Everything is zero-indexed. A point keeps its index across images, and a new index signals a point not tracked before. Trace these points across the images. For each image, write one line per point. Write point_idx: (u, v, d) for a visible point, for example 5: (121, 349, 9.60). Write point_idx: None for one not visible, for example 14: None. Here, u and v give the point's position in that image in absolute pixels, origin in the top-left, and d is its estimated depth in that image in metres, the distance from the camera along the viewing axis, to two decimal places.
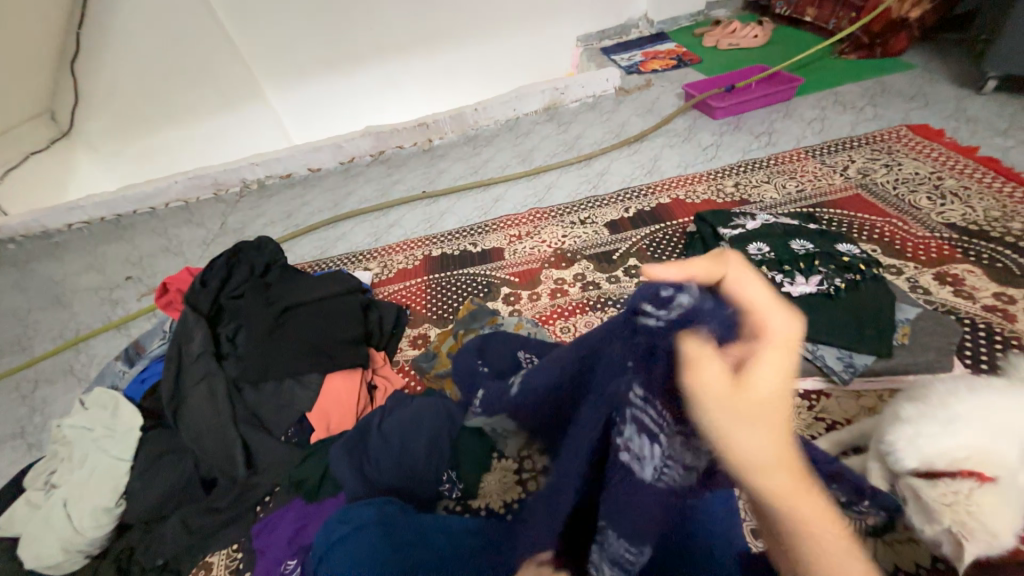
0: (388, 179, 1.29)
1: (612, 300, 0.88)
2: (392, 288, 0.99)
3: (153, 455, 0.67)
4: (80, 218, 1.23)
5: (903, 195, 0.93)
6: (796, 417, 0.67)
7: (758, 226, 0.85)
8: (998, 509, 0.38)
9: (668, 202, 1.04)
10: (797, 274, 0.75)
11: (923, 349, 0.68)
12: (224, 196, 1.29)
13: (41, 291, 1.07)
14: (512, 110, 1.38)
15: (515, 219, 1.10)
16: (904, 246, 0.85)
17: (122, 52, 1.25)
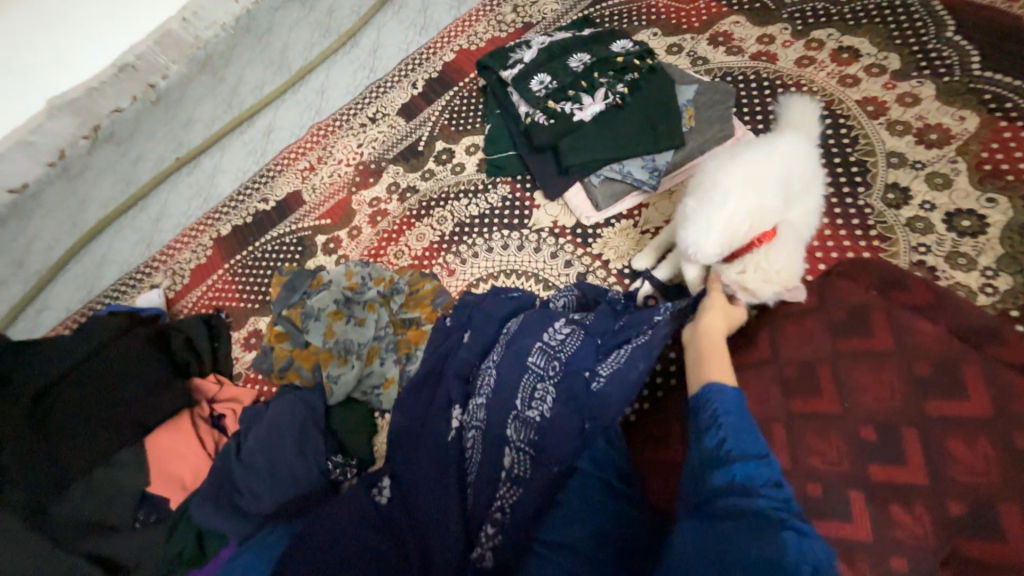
0: (208, 178, 1.58)
1: (436, 203, 1.40)
2: (199, 293, 1.43)
3: (171, 528, 1.01)
4: (88, 279, 1.49)
5: (635, 28, 1.39)
6: (626, 241, 1.20)
7: (526, 63, 1.27)
8: (774, 252, 0.74)
9: (453, 57, 1.55)
10: (591, 98, 1.19)
11: (716, 121, 1.19)
12: (138, 210, 1.57)
13: (81, 289, 1.48)
14: (320, 89, 1.63)
15: (298, 148, 1.56)
16: (680, 22, 1.36)
17: (86, 171, 1.61)
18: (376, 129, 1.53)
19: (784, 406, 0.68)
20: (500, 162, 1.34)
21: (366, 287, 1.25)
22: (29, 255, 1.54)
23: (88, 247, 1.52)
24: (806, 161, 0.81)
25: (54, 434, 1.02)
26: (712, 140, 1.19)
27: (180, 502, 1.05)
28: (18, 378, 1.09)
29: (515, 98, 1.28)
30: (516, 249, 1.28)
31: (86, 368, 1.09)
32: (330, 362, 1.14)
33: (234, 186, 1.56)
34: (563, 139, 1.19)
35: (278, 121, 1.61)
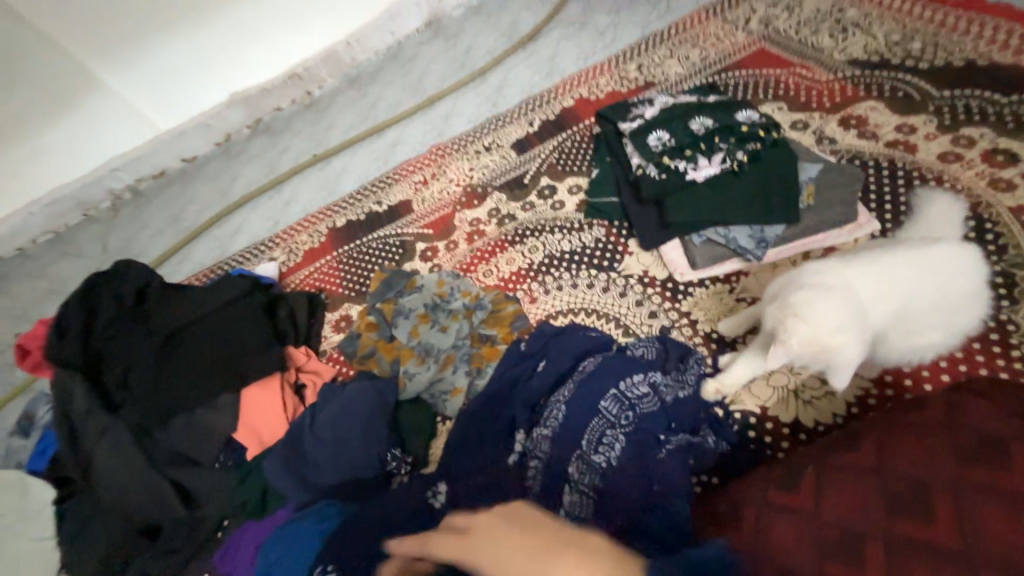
0: (335, 175, 1.72)
1: (531, 232, 1.46)
2: (307, 272, 1.55)
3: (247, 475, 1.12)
4: (213, 244, 1.60)
5: (760, 97, 1.39)
6: (719, 306, 1.17)
7: (645, 122, 1.32)
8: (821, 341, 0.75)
9: (574, 104, 1.64)
10: (705, 162, 1.20)
11: (837, 204, 1.14)
12: (269, 190, 1.69)
13: (207, 251, 1.59)
14: (446, 113, 1.77)
15: (421, 162, 1.68)
16: (814, 100, 1.33)
17: (237, 153, 1.74)
18: (490, 157, 1.64)
19: (882, 519, 0.56)
20: (600, 206, 1.38)
21: (455, 296, 1.33)
22: (165, 217, 1.64)
23: (222, 217, 1.64)
24: (926, 266, 0.75)
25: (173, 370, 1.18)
26: (829, 222, 1.14)
27: (256, 454, 1.16)
28: (157, 315, 1.25)
29: (628, 150, 1.33)
30: (600, 290, 1.29)
31: (205, 322, 1.24)
32: (410, 359, 1.23)
33: (357, 186, 1.69)
34: (668, 197, 1.21)
35: (404, 137, 1.76)
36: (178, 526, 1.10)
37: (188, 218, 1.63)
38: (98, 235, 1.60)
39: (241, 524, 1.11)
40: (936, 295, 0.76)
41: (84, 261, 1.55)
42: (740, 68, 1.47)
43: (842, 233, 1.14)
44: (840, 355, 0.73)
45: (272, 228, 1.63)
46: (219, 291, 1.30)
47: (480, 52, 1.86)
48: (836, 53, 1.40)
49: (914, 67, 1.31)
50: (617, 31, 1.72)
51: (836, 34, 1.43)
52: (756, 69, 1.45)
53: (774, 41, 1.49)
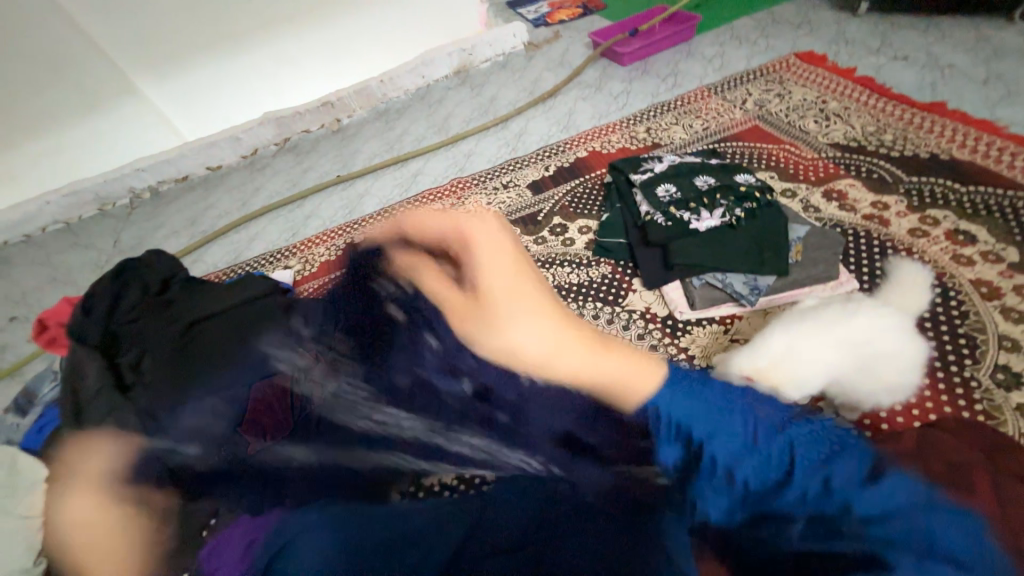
0: (354, 195, 1.58)
1: (542, 262, 1.51)
2: (311, 284, 1.31)
3: None
4: (223, 254, 1.43)
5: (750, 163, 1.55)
6: (714, 342, 1.26)
7: (658, 172, 1.48)
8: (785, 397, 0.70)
9: (586, 154, 1.71)
10: (705, 214, 1.34)
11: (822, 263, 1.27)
12: (288, 202, 1.55)
13: (222, 255, 1.43)
14: (467, 150, 1.76)
15: (444, 191, 1.60)
16: (799, 173, 1.50)
17: (259, 170, 1.64)
18: (507, 194, 1.64)
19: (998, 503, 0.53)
20: (608, 246, 1.47)
21: None
22: (166, 225, 1.49)
23: (239, 222, 1.49)
24: (858, 336, 0.68)
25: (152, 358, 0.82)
26: (815, 278, 1.26)
27: None
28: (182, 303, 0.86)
29: (637, 199, 1.47)
30: (605, 321, 1.35)
31: (230, 316, 0.79)
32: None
33: (378, 209, 1.53)
34: (674, 240, 1.33)
35: (427, 168, 1.69)
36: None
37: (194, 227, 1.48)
38: (113, 229, 1.48)
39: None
40: (868, 355, 0.71)
41: (91, 255, 1.41)
42: (736, 138, 1.65)
43: (825, 288, 1.26)
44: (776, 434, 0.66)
45: (280, 239, 1.46)
46: (237, 288, 0.86)
47: (493, 94, 1.94)
48: (819, 137, 1.59)
49: (887, 154, 1.49)
50: (629, 98, 1.85)
51: (820, 120, 1.61)
52: (752, 142, 1.62)
53: (767, 120, 1.66)
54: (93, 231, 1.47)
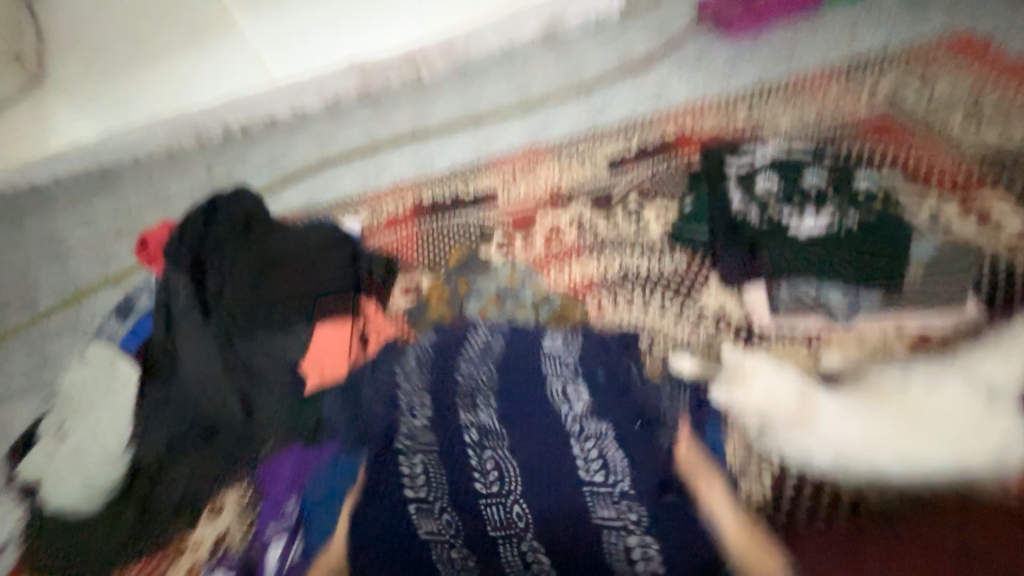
0: (427, 153, 1.51)
1: (605, 244, 1.21)
2: (386, 235, 1.33)
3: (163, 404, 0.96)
4: (301, 200, 1.46)
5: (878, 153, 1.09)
6: (796, 355, 0.97)
7: (762, 163, 1.15)
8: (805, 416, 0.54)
9: (673, 132, 1.38)
10: (807, 216, 1.04)
11: (942, 286, 0.93)
12: (358, 157, 1.52)
13: (303, 195, 1.47)
14: (542, 115, 1.52)
15: (510, 160, 1.43)
16: (924, 172, 1.12)
17: (331, 118, 1.61)
18: (580, 167, 1.38)
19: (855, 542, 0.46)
20: (689, 238, 1.15)
21: (489, 270, 1.21)
22: (247, 168, 1.54)
23: (322, 167, 1.51)
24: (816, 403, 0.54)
25: (249, 258, 1.09)
26: (940, 303, 0.92)
27: (313, 389, 0.96)
28: (263, 240, 1.14)
29: (732, 189, 1.14)
30: (671, 318, 1.06)
31: (311, 256, 1.12)
32: (476, 335, 1.08)
33: (448, 169, 1.46)
34: (762, 241, 1.05)
35: (501, 132, 1.52)
36: (235, 430, 0.95)
37: (278, 170, 1.52)
38: (210, 163, 1.56)
39: (282, 445, 0.93)
40: (985, 433, 0.46)
41: (191, 183, 1.52)
42: (858, 113, 1.27)
43: (944, 319, 0.92)
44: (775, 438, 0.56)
45: (347, 192, 1.45)
46: (318, 233, 1.17)
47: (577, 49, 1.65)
48: (964, 135, 1.17)
49: None
50: (741, 64, 1.45)
51: (979, 114, 1.20)
52: (878, 135, 1.22)
53: (905, 109, 1.26)
54: (191, 161, 1.56)
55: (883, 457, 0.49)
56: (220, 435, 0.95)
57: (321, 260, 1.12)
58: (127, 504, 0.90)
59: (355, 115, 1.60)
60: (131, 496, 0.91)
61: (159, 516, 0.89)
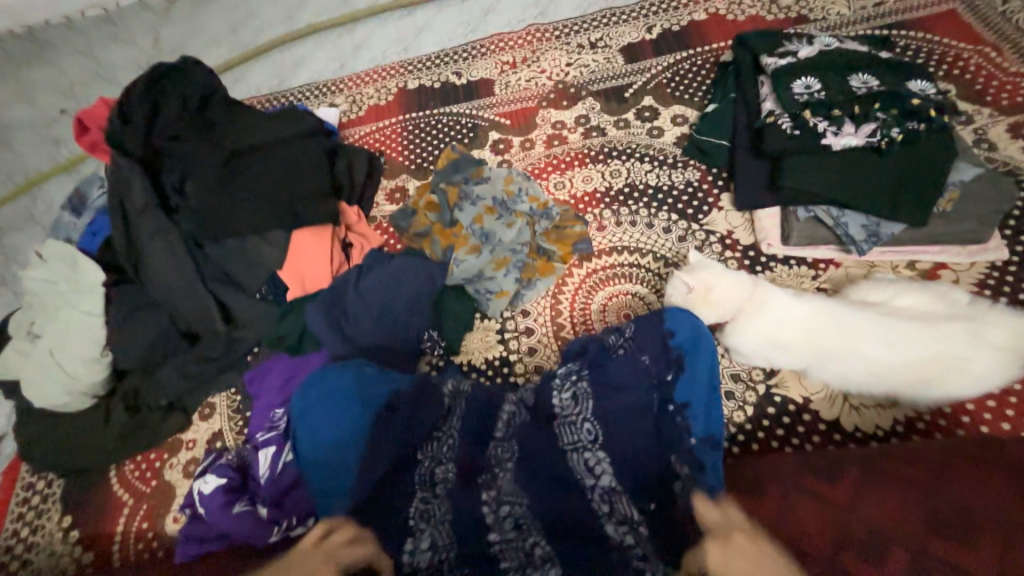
0: (410, 27, 1.27)
1: (614, 151, 1.08)
2: (363, 129, 1.15)
3: (126, 309, 0.86)
4: (260, 78, 1.23)
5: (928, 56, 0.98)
6: (798, 282, 0.91)
7: (810, 55, 0.95)
8: (773, 311, 0.70)
9: (704, 17, 1.17)
10: (847, 127, 0.87)
11: (967, 220, 0.87)
12: (326, 26, 1.27)
13: (264, 73, 1.24)
14: None
15: (510, 41, 1.21)
16: (980, 85, 1.00)
17: None
18: (591, 55, 1.17)
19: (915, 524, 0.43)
20: (708, 149, 1.02)
21: (471, 168, 1.04)
22: (194, 35, 1.29)
23: (284, 36, 1.26)
24: (900, 326, 0.66)
25: (204, 145, 0.91)
26: (956, 236, 0.88)
27: (296, 296, 0.92)
28: (223, 125, 0.94)
29: (761, 91, 0.97)
30: (676, 239, 0.98)
31: (279, 149, 0.92)
32: (462, 245, 0.92)
33: (435, 49, 1.23)
34: (793, 154, 0.89)
35: (499, 4, 1.27)
36: (213, 339, 0.88)
37: (234, 39, 1.28)
38: (151, 26, 1.30)
39: (272, 353, 0.92)
40: (958, 365, 0.64)
41: (127, 51, 1.27)
42: (912, 10, 1.10)
43: (963, 253, 0.88)
44: (787, 346, 0.70)
45: (316, 71, 1.23)
46: (287, 120, 0.96)
47: None
48: (1022, 48, 1.03)
49: None
50: None
51: None
52: (934, 36, 1.06)
53: (975, 5, 1.09)
54: (127, 24, 1.30)
55: (878, 362, 0.66)
56: (202, 343, 0.88)
57: (287, 153, 0.92)
58: (108, 407, 0.86)
59: None
60: (110, 400, 0.86)
61: (151, 413, 0.88)
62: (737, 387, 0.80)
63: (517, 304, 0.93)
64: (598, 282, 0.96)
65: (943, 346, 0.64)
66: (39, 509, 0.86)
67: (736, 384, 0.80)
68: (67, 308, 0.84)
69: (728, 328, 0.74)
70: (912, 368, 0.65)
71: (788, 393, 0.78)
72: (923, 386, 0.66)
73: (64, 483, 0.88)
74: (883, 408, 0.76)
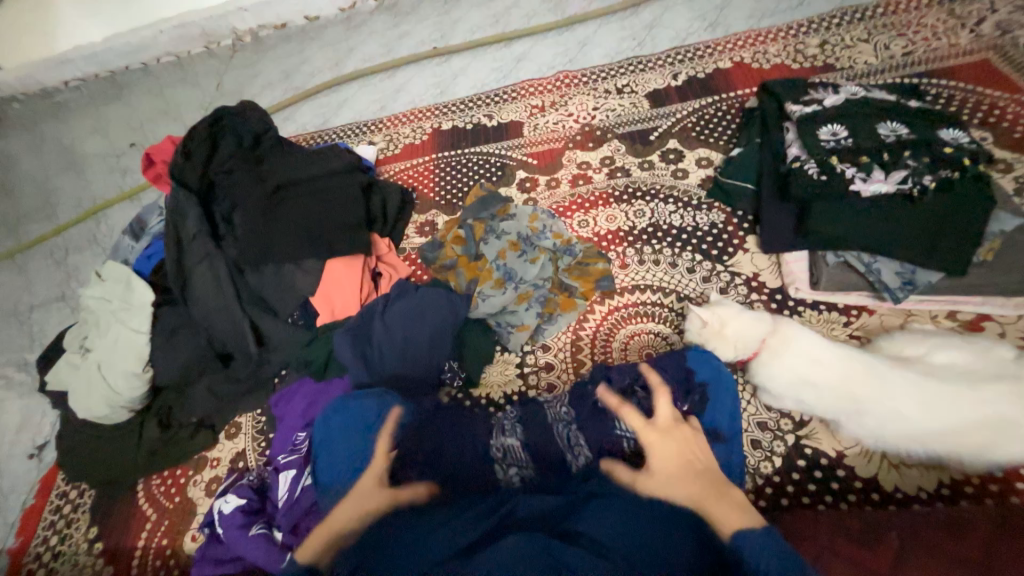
0: (447, 73, 1.36)
1: (638, 191, 1.09)
2: (398, 165, 1.22)
3: (171, 328, 0.92)
4: (308, 118, 1.33)
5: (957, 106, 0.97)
6: (828, 327, 0.90)
7: (834, 104, 0.96)
8: (808, 358, 0.67)
9: (729, 66, 1.20)
10: (877, 174, 0.86)
11: (1010, 270, 0.84)
12: (371, 72, 1.37)
13: (312, 114, 1.34)
14: (579, 36, 1.35)
15: (540, 87, 1.28)
16: (1022, 132, 0.98)
17: (346, 30, 1.46)
18: (617, 100, 1.22)
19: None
20: (732, 191, 1.03)
21: (499, 205, 1.08)
22: (253, 80, 1.41)
23: (332, 80, 1.37)
24: (948, 385, 0.62)
25: (255, 180, 1.00)
26: (998, 287, 0.84)
27: (325, 322, 0.95)
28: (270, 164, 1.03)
29: (787, 138, 0.98)
30: (699, 279, 0.98)
31: (316, 184, 1.00)
32: (486, 280, 0.96)
33: (469, 93, 1.31)
34: (821, 200, 0.88)
35: (531, 53, 1.35)
36: (244, 360, 0.92)
37: (288, 83, 1.39)
38: (217, 71, 1.44)
39: (298, 377, 0.94)
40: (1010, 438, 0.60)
41: (195, 94, 1.40)
42: (940, 59, 1.10)
43: (1005, 304, 0.85)
44: (821, 396, 0.67)
45: (359, 113, 1.33)
46: (324, 159, 1.05)
47: None
48: None
49: None
50: None
51: None
52: (967, 83, 1.06)
53: (1008, 54, 1.08)
54: (197, 70, 1.44)
55: (921, 421, 0.62)
56: (232, 364, 0.92)
57: (324, 188, 1.00)
58: (144, 422, 0.90)
59: (372, 26, 1.46)
60: (147, 414, 0.91)
61: (182, 430, 0.91)
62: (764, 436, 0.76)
63: (538, 338, 0.94)
64: (620, 319, 0.96)
65: (992, 410, 0.59)
66: (67, 519, 0.90)
67: (764, 433, 0.77)
68: (120, 325, 0.91)
69: (758, 370, 0.72)
70: (956, 432, 0.61)
71: (818, 446, 0.75)
72: (969, 452, 0.61)
73: (97, 493, 0.91)
74: (925, 469, 0.71)
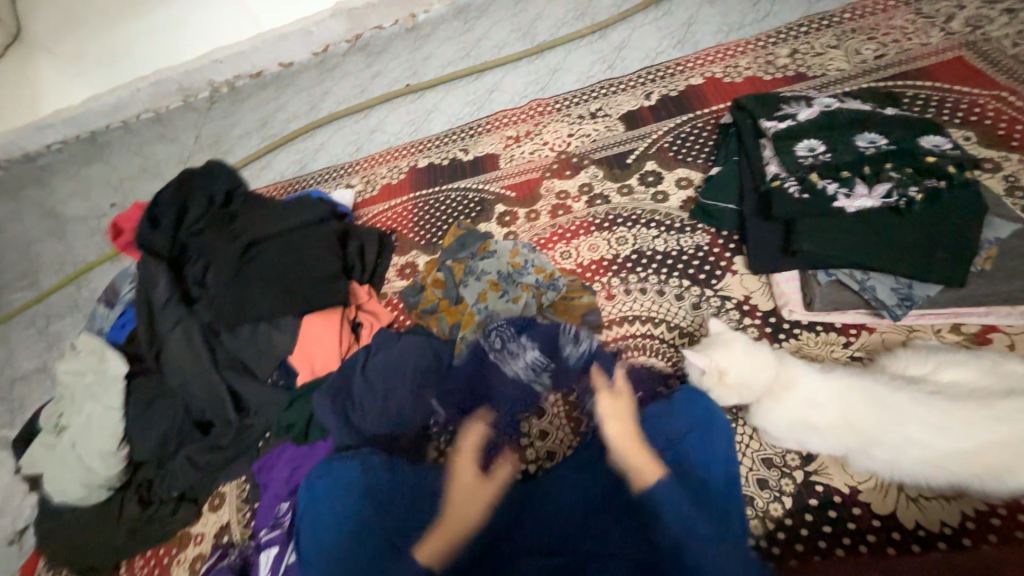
0: (421, 111, 1.34)
1: (618, 218, 1.05)
2: (377, 208, 1.18)
3: (137, 401, 0.86)
4: (281, 167, 1.30)
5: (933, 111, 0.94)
6: (828, 349, 0.84)
7: (805, 119, 0.93)
8: (804, 394, 0.62)
9: (701, 82, 1.18)
10: (859, 189, 0.82)
11: (1012, 277, 0.78)
12: (343, 116, 1.35)
13: (288, 163, 1.32)
14: (550, 63, 1.33)
15: (514, 118, 1.25)
16: (1004, 128, 0.94)
17: (317, 75, 1.45)
18: (592, 125, 1.19)
19: None
20: (715, 212, 0.98)
21: (478, 242, 1.02)
22: (227, 131, 1.39)
23: (306, 127, 1.35)
24: (955, 405, 0.56)
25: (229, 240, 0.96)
26: (1002, 295, 0.78)
27: (306, 381, 0.87)
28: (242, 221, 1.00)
29: (764, 155, 0.94)
30: (688, 307, 0.93)
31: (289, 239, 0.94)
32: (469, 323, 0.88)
33: (444, 129, 1.29)
34: (807, 217, 0.83)
35: (503, 83, 1.34)
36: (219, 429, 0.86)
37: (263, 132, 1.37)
38: (192, 125, 1.43)
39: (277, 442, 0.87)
40: None
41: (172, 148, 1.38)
42: (915, 59, 1.07)
43: (1014, 312, 0.78)
44: (824, 432, 0.61)
45: (333, 157, 1.30)
46: (299, 208, 1.00)
47: None
48: None
49: None
50: (777, 3, 1.26)
51: None
52: (945, 82, 1.02)
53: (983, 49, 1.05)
54: (175, 125, 1.43)
55: (933, 448, 0.56)
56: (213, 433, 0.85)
57: (298, 241, 0.94)
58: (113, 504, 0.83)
59: (343, 69, 1.44)
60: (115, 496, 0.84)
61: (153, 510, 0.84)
62: (771, 474, 0.69)
63: None
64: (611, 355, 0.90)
65: (1005, 428, 0.54)
66: None
67: (770, 471, 0.69)
68: (86, 401, 0.85)
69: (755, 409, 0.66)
70: (973, 454, 0.55)
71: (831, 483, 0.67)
72: (993, 477, 0.55)
73: None
74: (948, 500, 0.63)
